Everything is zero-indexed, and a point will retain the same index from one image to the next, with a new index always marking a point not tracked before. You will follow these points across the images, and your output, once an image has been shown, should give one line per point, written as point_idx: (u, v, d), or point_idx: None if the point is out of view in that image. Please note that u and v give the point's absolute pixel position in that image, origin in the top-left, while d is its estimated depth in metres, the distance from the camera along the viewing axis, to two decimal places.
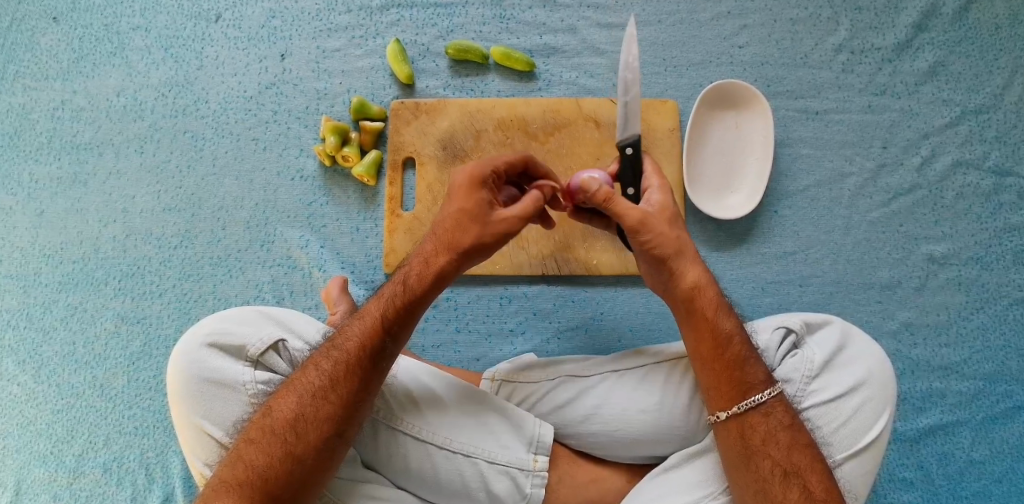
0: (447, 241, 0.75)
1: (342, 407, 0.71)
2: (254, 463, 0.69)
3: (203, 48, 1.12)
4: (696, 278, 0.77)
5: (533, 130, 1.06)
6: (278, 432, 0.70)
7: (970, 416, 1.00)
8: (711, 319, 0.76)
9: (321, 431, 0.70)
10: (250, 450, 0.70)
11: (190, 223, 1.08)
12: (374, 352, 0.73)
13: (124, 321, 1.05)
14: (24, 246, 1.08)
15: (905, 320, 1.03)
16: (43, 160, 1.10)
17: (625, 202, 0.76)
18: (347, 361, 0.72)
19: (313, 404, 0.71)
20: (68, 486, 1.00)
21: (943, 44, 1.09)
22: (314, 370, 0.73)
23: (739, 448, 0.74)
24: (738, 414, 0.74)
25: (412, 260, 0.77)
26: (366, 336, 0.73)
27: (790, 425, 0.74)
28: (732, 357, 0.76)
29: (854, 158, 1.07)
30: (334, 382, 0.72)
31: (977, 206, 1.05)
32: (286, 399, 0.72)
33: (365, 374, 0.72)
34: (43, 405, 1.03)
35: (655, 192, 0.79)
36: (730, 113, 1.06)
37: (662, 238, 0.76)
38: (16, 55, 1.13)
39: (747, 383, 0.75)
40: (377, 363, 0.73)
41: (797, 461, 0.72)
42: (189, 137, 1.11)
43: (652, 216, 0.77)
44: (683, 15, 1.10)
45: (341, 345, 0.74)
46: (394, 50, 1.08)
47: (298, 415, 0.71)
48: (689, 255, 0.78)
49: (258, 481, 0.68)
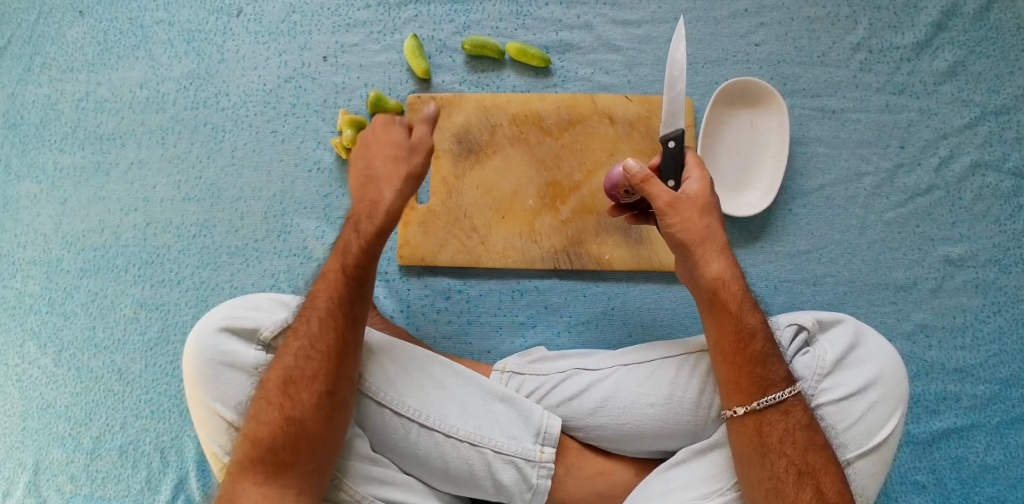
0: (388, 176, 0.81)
1: (326, 359, 0.73)
2: (258, 434, 0.70)
3: (223, 41, 1.14)
4: (720, 270, 0.78)
5: (547, 126, 1.06)
6: (274, 400, 0.72)
7: (985, 420, 0.99)
8: (735, 313, 0.77)
9: (313, 389, 0.72)
10: (253, 422, 0.71)
11: (208, 212, 1.10)
12: (341, 299, 0.76)
13: (143, 307, 1.08)
14: (47, 233, 1.10)
15: (920, 321, 1.02)
16: (67, 149, 1.13)
17: (660, 186, 0.79)
18: (320, 316, 0.75)
19: (297, 365, 0.73)
20: (86, 467, 1.02)
21: (964, 44, 1.08)
22: (292, 333, 0.76)
23: (755, 443, 0.74)
24: (758, 410, 0.74)
25: (358, 205, 0.81)
26: (332, 288, 0.77)
27: (808, 425, 0.74)
28: (753, 353, 0.76)
29: (871, 158, 1.06)
30: (313, 340, 0.74)
31: (996, 208, 1.04)
32: (274, 368, 0.74)
33: (340, 322, 0.75)
34: (63, 388, 1.05)
35: (695, 181, 0.81)
36: (745, 111, 1.06)
37: (687, 223, 0.79)
38: (43, 47, 1.16)
39: (766, 380, 0.75)
40: (347, 308, 0.76)
41: (812, 461, 0.72)
42: (209, 128, 1.13)
43: (682, 200, 0.79)
44: (699, 13, 1.10)
45: (312, 304, 0.77)
46: (411, 45, 1.09)
47: (288, 379, 0.73)
48: (715, 246, 0.79)
49: (266, 450, 0.70)
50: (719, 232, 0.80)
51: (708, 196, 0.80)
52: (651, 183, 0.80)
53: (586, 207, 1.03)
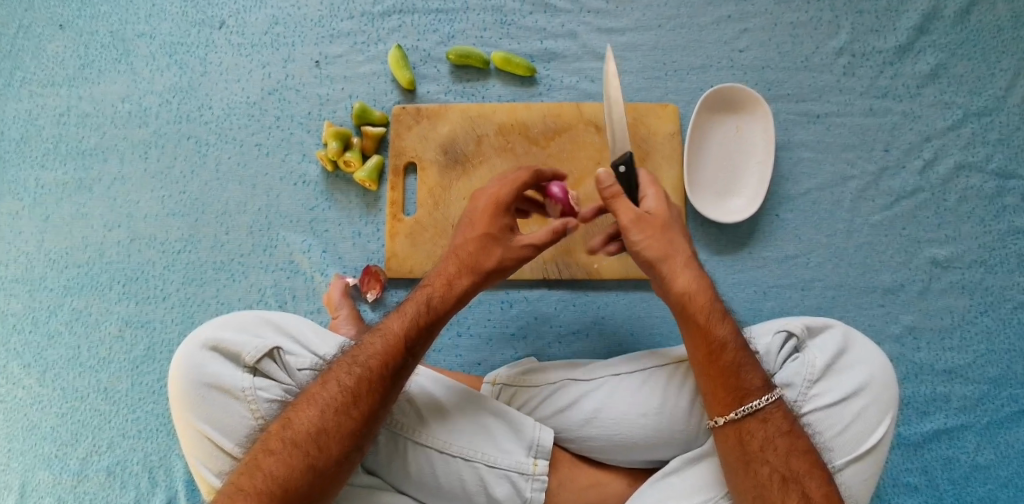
0: (468, 265, 0.80)
1: (362, 425, 0.71)
2: (275, 475, 0.68)
3: (206, 54, 1.13)
4: (687, 285, 0.79)
5: (534, 135, 1.06)
6: (300, 445, 0.69)
7: (974, 420, 0.99)
8: (703, 326, 0.77)
9: (343, 445, 0.70)
10: (269, 460, 0.69)
11: (194, 227, 1.09)
12: (395, 369, 0.74)
13: (128, 325, 1.06)
14: (30, 251, 1.09)
15: (908, 324, 1.02)
16: (48, 166, 1.12)
17: (628, 205, 0.80)
18: (370, 378, 0.73)
19: (338, 418, 0.71)
20: (73, 489, 1.01)
21: (945, 46, 1.09)
22: (333, 382, 0.73)
23: (737, 453, 0.74)
24: (737, 420, 0.74)
25: (435, 277, 0.81)
26: (388, 353, 0.74)
27: (789, 431, 0.74)
28: (726, 364, 0.76)
29: (856, 162, 1.07)
30: (355, 398, 0.72)
31: (980, 209, 1.05)
32: (308, 411, 0.71)
33: (386, 388, 0.73)
34: (48, 408, 1.04)
35: (652, 199, 0.81)
36: (730, 117, 1.06)
37: (649, 242, 0.79)
38: (23, 62, 1.14)
39: (742, 390, 0.75)
40: (396, 380, 0.74)
41: (796, 467, 0.72)
42: (193, 142, 1.11)
43: (649, 218, 0.80)
44: (683, 19, 1.11)
45: (363, 362, 0.74)
46: (395, 55, 1.08)
47: (322, 430, 0.70)
48: (679, 262, 0.79)
49: (279, 491, 0.67)
50: (684, 246, 0.81)
51: (668, 215, 0.81)
52: (619, 202, 0.80)
53: None
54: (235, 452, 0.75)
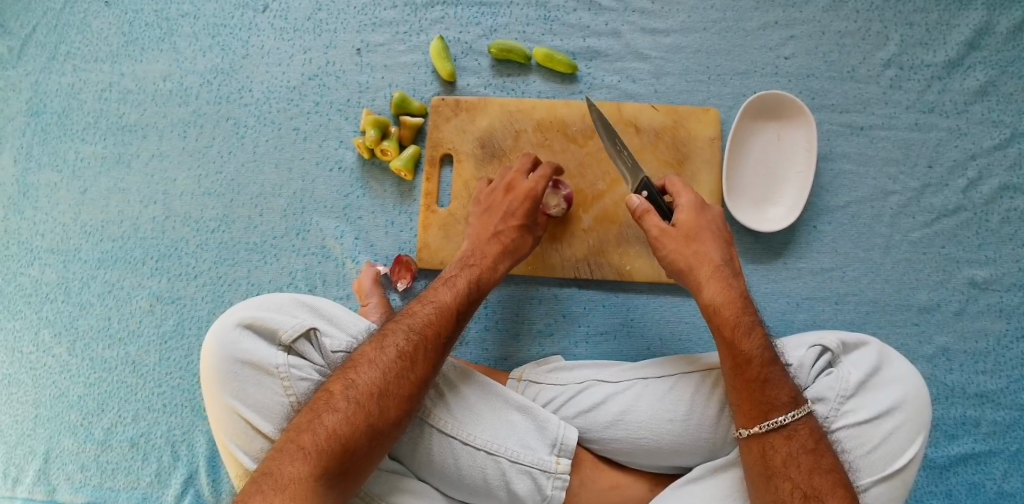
0: (506, 248, 0.91)
1: (418, 390, 0.75)
2: (336, 432, 0.70)
3: (248, 37, 1.14)
4: (713, 296, 0.81)
5: (572, 133, 1.05)
6: (363, 404, 0.72)
7: (1004, 446, 0.97)
8: (729, 339, 0.78)
9: (401, 408, 0.74)
10: (332, 417, 0.71)
11: (228, 208, 1.10)
12: (446, 340, 0.79)
13: (159, 301, 1.07)
14: (66, 222, 1.11)
15: (941, 345, 1.00)
16: (88, 139, 1.13)
17: (657, 219, 0.85)
18: (424, 345, 0.77)
19: (398, 380, 0.74)
20: (96, 458, 1.03)
21: (996, 64, 1.06)
22: (392, 346, 0.76)
23: (759, 467, 0.73)
24: (761, 434, 0.74)
25: (478, 259, 0.89)
26: (440, 325, 0.80)
27: (812, 449, 0.72)
28: (754, 378, 0.76)
29: (898, 177, 1.05)
30: (412, 363, 0.76)
31: (1023, 231, 1.03)
32: (371, 372, 0.74)
33: (436, 358, 0.77)
34: (77, 377, 1.05)
35: (683, 208, 0.86)
36: (773, 125, 1.04)
37: (674, 254, 0.84)
38: (68, 36, 1.16)
39: (769, 404, 0.74)
40: (446, 351, 0.79)
41: (818, 485, 0.70)
42: (232, 123, 1.12)
43: (670, 232, 0.85)
44: (729, 23, 1.09)
45: (418, 330, 0.78)
46: (437, 46, 1.08)
47: (382, 391, 0.73)
48: (703, 276, 0.82)
49: (341, 448, 0.69)
50: (715, 254, 0.84)
51: (697, 225, 0.85)
52: (649, 217, 0.86)
53: (609, 216, 1.02)
54: (267, 430, 0.76)
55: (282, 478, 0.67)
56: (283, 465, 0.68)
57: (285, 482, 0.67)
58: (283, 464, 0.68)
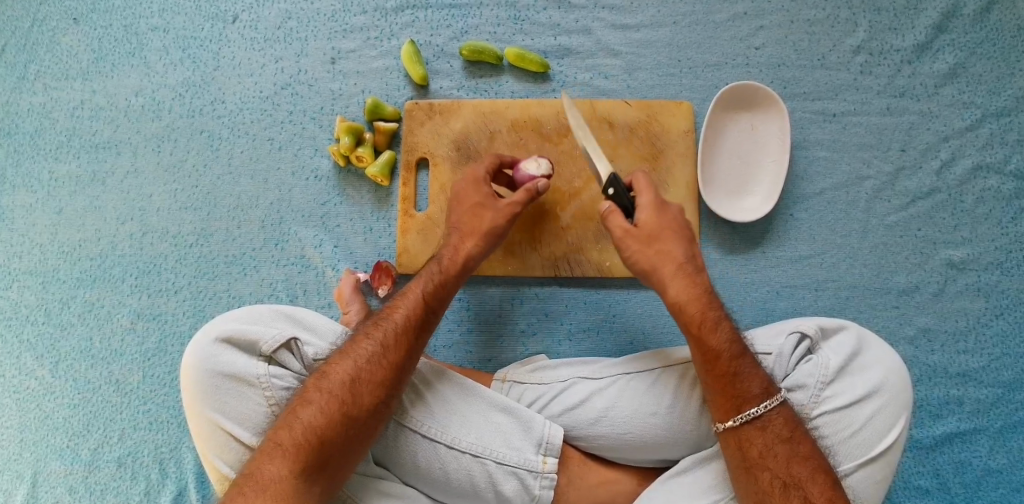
0: (473, 232, 0.88)
1: (394, 373, 0.76)
2: (312, 425, 0.71)
3: (219, 48, 1.13)
4: (677, 294, 0.81)
5: (546, 131, 1.05)
6: (336, 394, 0.73)
7: (989, 424, 0.98)
8: (695, 336, 0.78)
9: (375, 395, 0.74)
10: (306, 411, 0.72)
11: (206, 221, 1.09)
12: (419, 324, 0.79)
13: (140, 318, 1.07)
14: (43, 243, 1.09)
15: (922, 326, 1.01)
16: (62, 158, 1.12)
17: (621, 219, 0.84)
18: (396, 328, 0.78)
19: (370, 366, 0.75)
20: (84, 479, 1.02)
21: (965, 45, 1.07)
22: (366, 336, 0.78)
23: (738, 460, 0.74)
24: (736, 427, 0.74)
25: (444, 250, 0.88)
26: (413, 309, 0.80)
27: (787, 439, 0.73)
28: (722, 373, 0.76)
29: (872, 161, 1.06)
30: (385, 348, 0.77)
31: (997, 210, 1.04)
32: (344, 363, 0.75)
33: (410, 341, 0.78)
34: (61, 399, 1.04)
35: (645, 210, 0.85)
36: (745, 115, 1.05)
37: (637, 255, 0.83)
38: (38, 55, 1.15)
39: (742, 397, 0.74)
40: (421, 334, 0.79)
41: (796, 473, 0.71)
42: (205, 136, 1.12)
43: (635, 232, 0.84)
44: (698, 16, 1.10)
45: (389, 316, 0.79)
46: (408, 51, 1.08)
47: (353, 379, 0.74)
48: (665, 275, 0.82)
49: (316, 441, 0.70)
50: (678, 253, 0.83)
51: (658, 224, 0.84)
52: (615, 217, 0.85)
53: (587, 213, 1.02)
54: (251, 441, 0.76)
55: (263, 478, 0.68)
56: (262, 463, 0.69)
57: (267, 481, 0.68)
58: (261, 462, 0.69)
